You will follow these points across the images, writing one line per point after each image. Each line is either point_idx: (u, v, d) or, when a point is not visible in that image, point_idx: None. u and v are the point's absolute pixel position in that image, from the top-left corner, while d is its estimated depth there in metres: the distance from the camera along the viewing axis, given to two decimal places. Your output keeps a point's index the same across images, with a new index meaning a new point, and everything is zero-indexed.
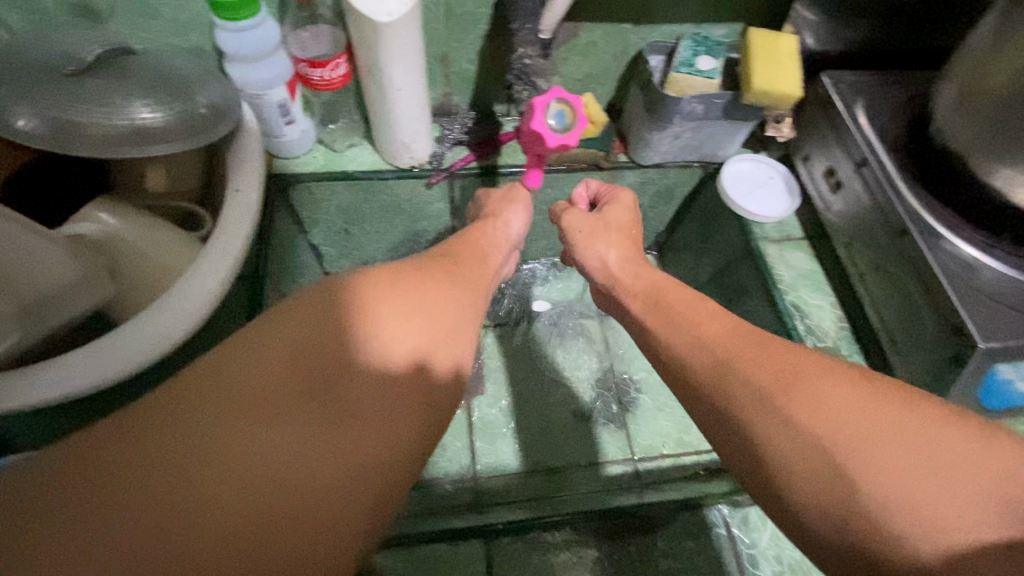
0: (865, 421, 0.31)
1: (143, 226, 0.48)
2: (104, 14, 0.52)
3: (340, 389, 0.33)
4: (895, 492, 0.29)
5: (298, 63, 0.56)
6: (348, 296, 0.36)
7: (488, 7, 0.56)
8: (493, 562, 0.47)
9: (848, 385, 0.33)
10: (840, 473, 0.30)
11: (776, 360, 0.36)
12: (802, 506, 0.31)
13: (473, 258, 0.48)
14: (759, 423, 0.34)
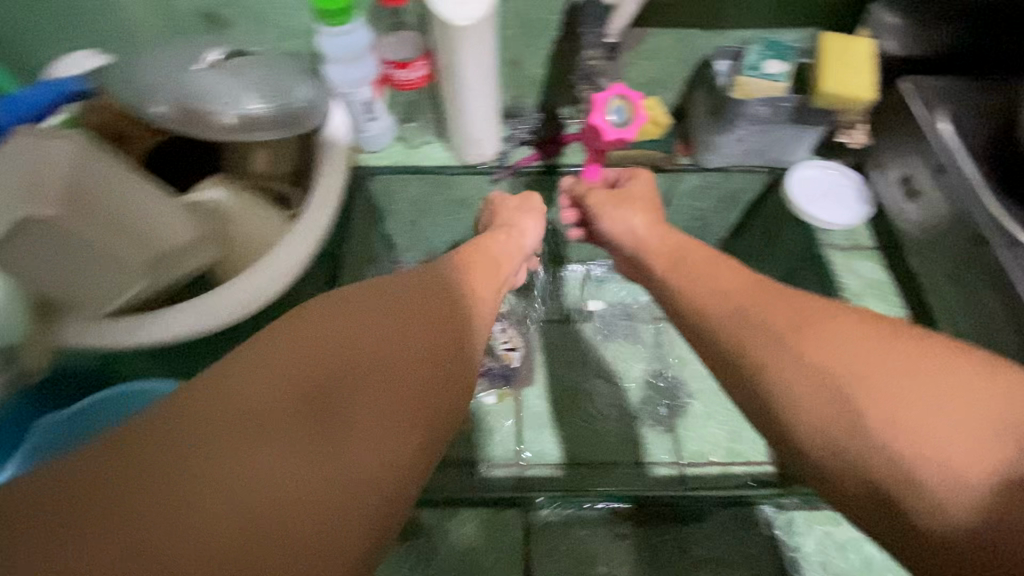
0: (870, 351, 0.35)
1: (244, 200, 0.55)
2: (225, 21, 0.60)
3: (341, 405, 0.32)
4: (896, 416, 0.33)
5: (385, 65, 0.62)
6: (353, 313, 0.37)
7: (560, 13, 0.60)
8: (530, 535, 0.49)
9: (856, 325, 0.37)
10: (848, 405, 0.34)
11: (790, 307, 0.40)
12: (808, 444, 0.35)
13: (482, 272, 0.50)
14: (772, 368, 0.38)
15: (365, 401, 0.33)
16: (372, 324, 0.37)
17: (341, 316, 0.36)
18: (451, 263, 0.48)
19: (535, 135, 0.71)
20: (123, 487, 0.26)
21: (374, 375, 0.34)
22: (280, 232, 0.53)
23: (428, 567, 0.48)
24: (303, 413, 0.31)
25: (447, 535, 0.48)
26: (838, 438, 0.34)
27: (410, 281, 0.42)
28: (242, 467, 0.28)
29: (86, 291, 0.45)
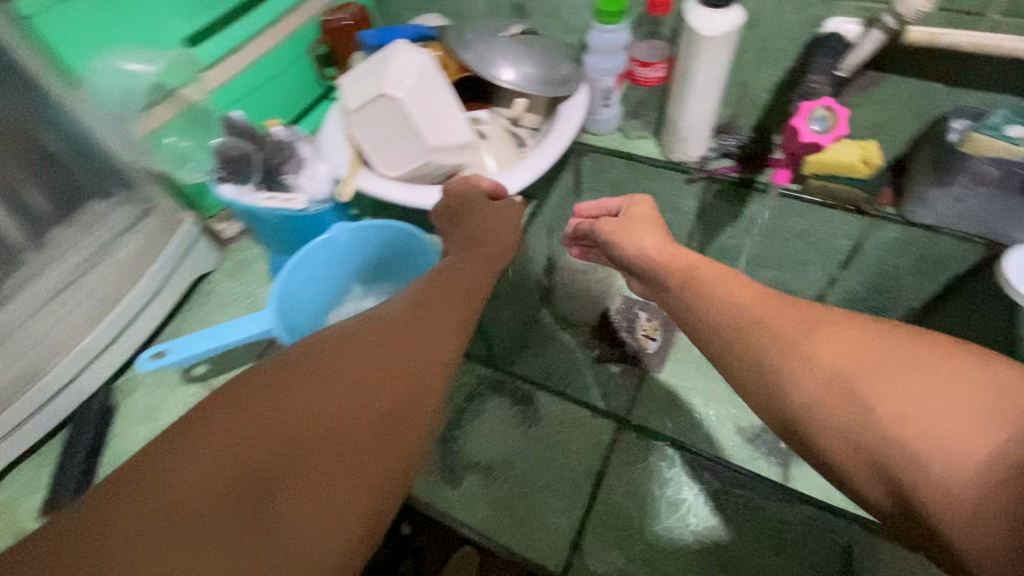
0: (869, 354, 0.36)
1: (499, 131, 0.73)
2: (527, 13, 0.81)
3: (271, 493, 0.30)
4: (902, 406, 0.34)
5: (632, 63, 0.76)
6: (291, 384, 0.34)
7: (800, 46, 0.67)
8: (615, 442, 0.55)
9: (859, 326, 0.39)
10: (858, 399, 0.35)
11: (798, 313, 0.41)
12: (838, 448, 0.35)
13: (451, 300, 0.46)
14: (800, 354, 0.38)
15: (298, 484, 0.31)
16: (310, 395, 0.34)
17: (278, 391, 0.34)
18: (417, 306, 0.44)
19: (740, 151, 0.77)
20: None
21: (308, 458, 0.31)
22: (515, 164, 0.72)
23: (528, 429, 0.57)
24: (230, 506, 0.29)
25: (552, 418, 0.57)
26: (856, 438, 0.34)
27: (364, 341, 0.39)
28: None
29: (389, 158, 0.66)
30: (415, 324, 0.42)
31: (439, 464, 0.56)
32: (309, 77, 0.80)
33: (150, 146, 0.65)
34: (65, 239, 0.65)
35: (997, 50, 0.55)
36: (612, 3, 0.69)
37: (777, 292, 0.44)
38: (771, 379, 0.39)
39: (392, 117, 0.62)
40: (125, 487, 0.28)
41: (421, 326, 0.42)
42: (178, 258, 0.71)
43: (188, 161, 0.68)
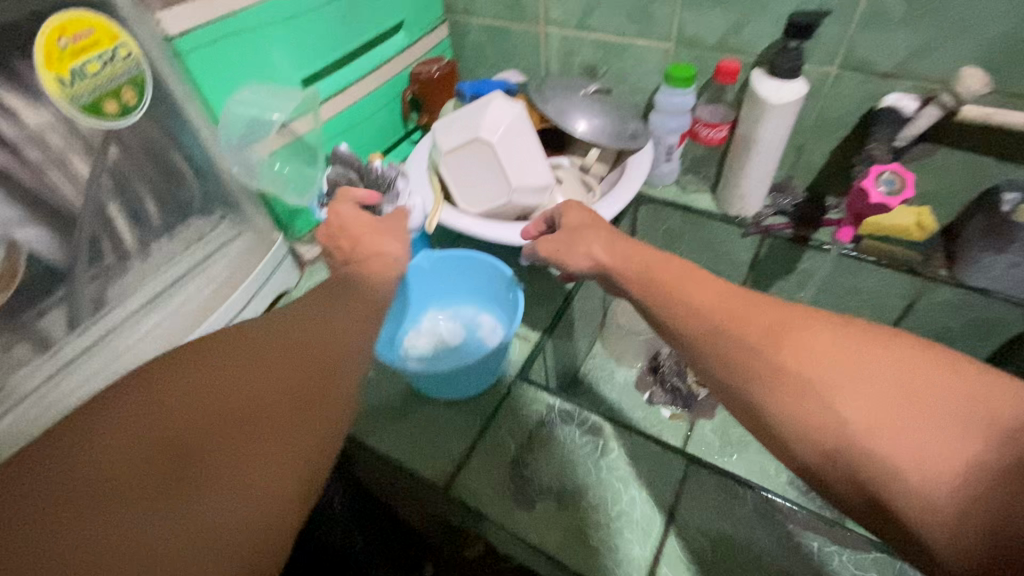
0: (847, 362, 0.35)
1: (572, 177, 0.79)
2: (598, 74, 0.89)
3: (181, 474, 0.30)
4: (876, 418, 0.33)
5: (696, 123, 0.82)
6: (201, 372, 0.34)
7: (856, 116, 0.72)
8: (687, 477, 0.56)
9: (832, 329, 0.37)
10: (831, 408, 0.34)
11: (767, 318, 0.39)
12: (802, 439, 0.35)
13: (366, 299, 0.46)
14: (780, 371, 0.37)
15: (213, 465, 0.31)
16: (220, 382, 0.34)
17: (185, 381, 0.33)
18: (330, 303, 0.44)
19: (795, 210, 0.82)
20: None
21: (216, 445, 0.31)
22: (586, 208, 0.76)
23: (598, 460, 0.59)
24: (154, 471, 0.29)
25: (609, 454, 0.59)
26: (826, 450, 0.34)
27: (279, 334, 0.39)
28: (88, 535, 0.27)
29: (474, 196, 0.71)
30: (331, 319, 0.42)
31: (512, 488, 0.57)
32: (396, 118, 0.89)
33: (256, 172, 0.71)
34: (170, 251, 0.69)
35: None
36: (683, 71, 0.76)
37: (738, 289, 0.43)
38: (745, 388, 0.38)
39: (483, 158, 0.68)
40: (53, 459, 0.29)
41: (336, 307, 0.43)
42: (269, 271, 0.77)
43: (289, 184, 0.75)
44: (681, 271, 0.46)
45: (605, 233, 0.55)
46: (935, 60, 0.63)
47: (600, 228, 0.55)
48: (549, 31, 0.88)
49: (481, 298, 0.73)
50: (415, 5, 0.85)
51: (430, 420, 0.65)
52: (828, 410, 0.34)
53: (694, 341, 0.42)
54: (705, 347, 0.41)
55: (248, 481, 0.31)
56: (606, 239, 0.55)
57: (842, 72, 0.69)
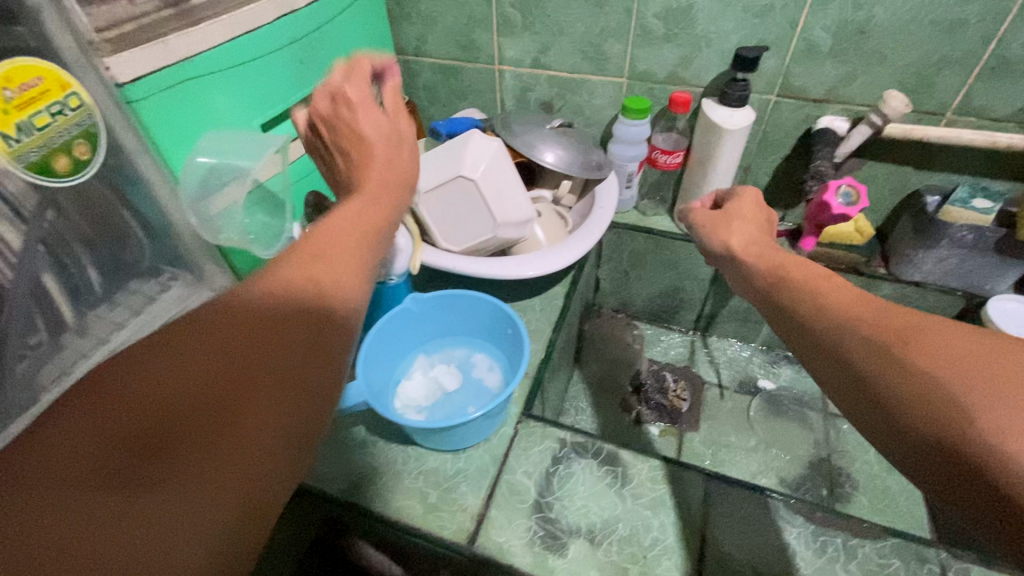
0: (987, 367, 0.30)
1: (548, 208, 0.80)
2: (554, 108, 0.92)
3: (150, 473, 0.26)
4: (1015, 422, 0.27)
5: (653, 151, 0.85)
6: (159, 364, 0.29)
7: (795, 137, 0.80)
8: (710, 494, 0.58)
9: (978, 340, 0.31)
10: (954, 405, 0.29)
11: (901, 317, 0.36)
12: (919, 424, 0.30)
13: (343, 258, 0.38)
14: (896, 356, 0.33)
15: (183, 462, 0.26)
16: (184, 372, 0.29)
17: (144, 375, 0.28)
18: (304, 260, 0.37)
19: None
20: None
21: (185, 440, 0.27)
22: (565, 240, 0.77)
23: (621, 490, 0.58)
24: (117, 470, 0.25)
25: (627, 486, 0.58)
26: (941, 440, 0.29)
27: (243, 305, 0.33)
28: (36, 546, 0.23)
29: (455, 232, 0.70)
30: (306, 279, 0.36)
31: (542, 534, 0.55)
32: None
33: (218, 224, 0.63)
34: (113, 320, 0.59)
35: (961, 140, 0.70)
36: (638, 103, 0.80)
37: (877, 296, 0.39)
38: (857, 375, 0.35)
39: (467, 195, 0.67)
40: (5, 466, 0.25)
41: (322, 257, 0.38)
42: None
43: (256, 236, 0.67)
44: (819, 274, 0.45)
45: (754, 231, 0.57)
46: (860, 86, 0.72)
47: (754, 227, 0.57)
48: (504, 71, 0.90)
49: (477, 338, 0.71)
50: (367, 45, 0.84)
51: (437, 473, 0.60)
52: (949, 408, 0.29)
53: (810, 320, 0.41)
54: (828, 334, 0.38)
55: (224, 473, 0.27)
56: (755, 236, 0.57)
57: (781, 100, 0.77)
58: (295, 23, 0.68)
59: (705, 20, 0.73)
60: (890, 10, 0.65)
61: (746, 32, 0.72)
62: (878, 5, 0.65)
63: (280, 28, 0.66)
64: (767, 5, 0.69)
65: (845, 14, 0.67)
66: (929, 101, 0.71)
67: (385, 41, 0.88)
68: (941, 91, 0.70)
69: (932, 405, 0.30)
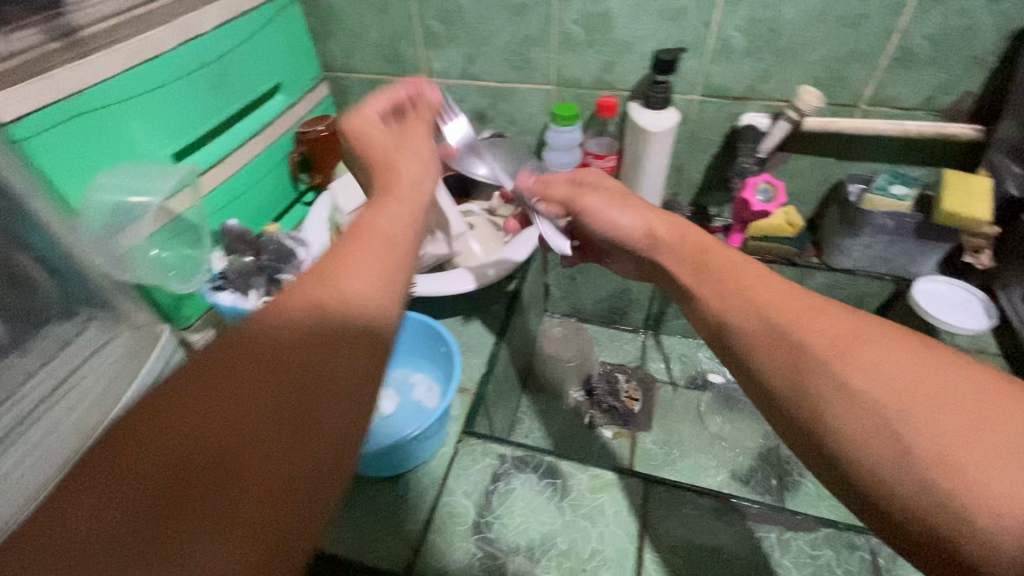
0: (914, 386, 0.31)
1: (483, 221, 0.79)
2: (487, 118, 0.91)
3: (184, 527, 0.24)
4: (941, 441, 0.29)
5: (587, 156, 0.85)
6: (197, 393, 0.27)
7: (721, 136, 0.81)
8: (648, 499, 0.57)
9: (905, 350, 0.33)
10: (893, 432, 0.30)
11: (833, 326, 0.36)
12: (869, 454, 0.31)
13: (365, 260, 0.36)
14: (834, 370, 0.34)
15: (217, 509, 0.24)
16: (210, 412, 0.27)
17: (168, 419, 0.26)
18: (320, 274, 0.34)
19: None
20: None
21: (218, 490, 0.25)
22: (500, 249, 0.76)
23: (560, 502, 0.58)
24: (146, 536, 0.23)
25: (568, 498, 0.58)
26: (881, 463, 0.30)
27: (273, 324, 0.30)
28: None
29: None
30: (326, 294, 0.33)
31: (482, 556, 0.54)
32: (285, 183, 0.83)
33: (130, 259, 0.61)
34: (23, 369, 0.57)
35: (874, 131, 0.72)
36: (567, 110, 0.80)
37: (798, 296, 0.39)
38: (795, 385, 0.35)
39: None
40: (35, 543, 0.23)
41: (340, 267, 0.35)
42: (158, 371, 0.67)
43: (169, 270, 0.66)
44: (741, 269, 0.43)
45: (642, 204, 0.57)
46: (776, 82, 0.74)
47: (641, 203, 0.57)
48: (433, 83, 0.89)
49: (410, 356, 0.70)
50: (290, 66, 0.82)
51: (377, 503, 0.59)
52: (882, 432, 0.31)
53: (743, 331, 0.39)
54: (761, 347, 0.38)
55: (265, 517, 0.25)
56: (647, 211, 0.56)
57: (705, 100, 0.78)
58: (204, 46, 0.66)
59: (623, 25, 0.74)
60: (797, 7, 0.67)
61: (663, 35, 0.73)
62: (785, 4, 0.67)
63: (186, 52, 0.64)
64: (680, 8, 0.70)
65: (754, 13, 0.68)
66: (843, 93, 0.73)
67: (310, 60, 0.87)
68: (852, 83, 0.72)
69: (868, 424, 0.31)
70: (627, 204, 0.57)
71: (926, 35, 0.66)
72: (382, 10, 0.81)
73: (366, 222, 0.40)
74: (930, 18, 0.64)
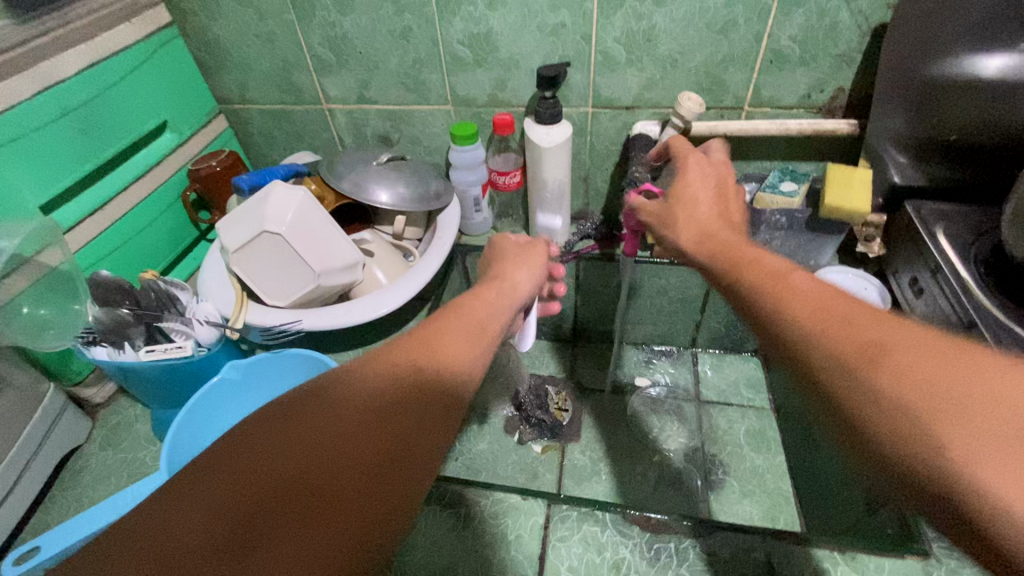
0: (950, 379, 0.29)
1: (387, 246, 0.78)
2: (393, 141, 0.90)
3: (303, 499, 0.31)
4: (973, 427, 0.27)
5: (492, 173, 0.85)
6: (339, 398, 0.36)
7: (619, 145, 0.82)
8: (550, 518, 0.57)
9: (940, 347, 0.30)
10: (916, 415, 0.28)
11: (864, 333, 0.33)
12: (885, 437, 0.29)
13: (462, 333, 0.45)
14: (869, 356, 0.31)
15: (310, 509, 0.31)
16: (319, 431, 0.34)
17: (324, 408, 0.35)
18: (427, 337, 0.43)
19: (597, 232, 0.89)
20: (158, 530, 0.28)
21: (320, 497, 0.31)
22: (404, 272, 0.75)
23: (462, 531, 0.56)
24: (291, 491, 0.31)
25: (470, 528, 0.56)
26: (900, 442, 0.29)
27: (387, 358, 0.39)
28: (248, 540, 0.29)
29: (277, 289, 0.67)
30: (430, 350, 0.41)
31: None
32: (182, 223, 0.81)
33: (5, 317, 0.57)
34: None
35: (758, 131, 0.74)
36: (465, 129, 0.79)
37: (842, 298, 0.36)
38: (821, 374, 0.33)
39: (276, 250, 0.64)
40: (221, 463, 0.31)
41: (443, 329, 0.44)
42: (44, 432, 0.64)
43: (46, 329, 0.60)
44: (768, 272, 0.41)
45: (706, 216, 0.53)
46: (662, 90, 0.75)
47: (705, 207, 0.54)
48: (332, 109, 0.87)
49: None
50: (175, 103, 0.79)
51: None
52: (900, 414, 0.29)
53: (774, 328, 0.37)
54: (789, 345, 0.36)
55: (371, 502, 0.33)
56: (705, 221, 0.53)
57: (597, 111, 0.79)
58: (65, 94, 0.63)
59: (507, 43, 0.74)
60: (668, 16, 0.68)
61: (547, 50, 0.74)
62: (656, 14, 0.68)
63: (44, 102, 0.61)
64: (559, 24, 0.71)
65: (629, 24, 0.69)
66: (725, 96, 0.75)
67: (199, 93, 0.84)
68: (733, 86, 0.74)
69: (886, 412, 0.29)
70: (684, 212, 0.55)
71: (793, 36, 0.68)
72: (267, 39, 0.80)
73: (456, 309, 0.48)
74: (794, 21, 0.66)
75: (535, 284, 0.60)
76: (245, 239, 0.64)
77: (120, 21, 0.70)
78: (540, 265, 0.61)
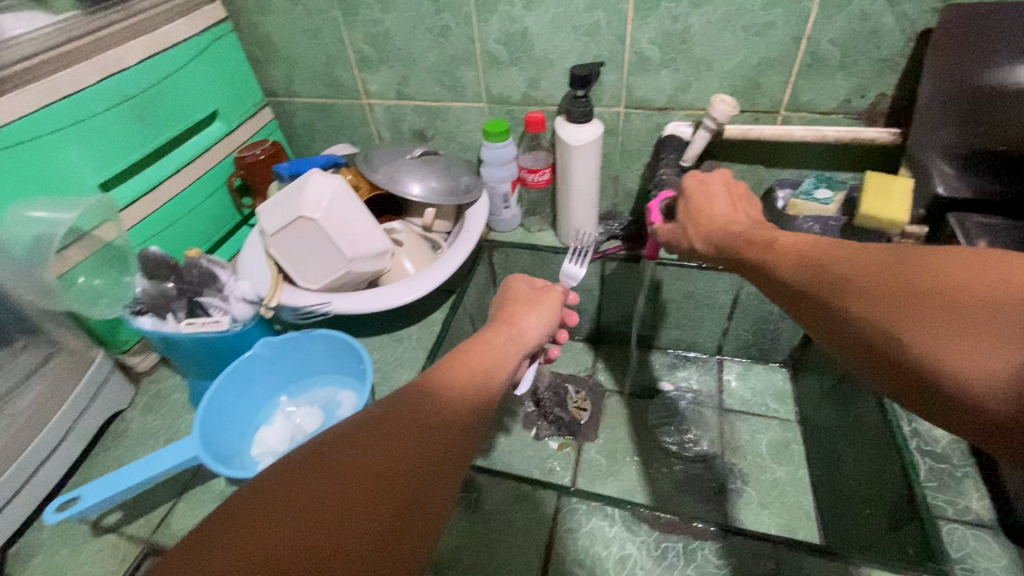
0: (894, 292, 0.37)
1: (416, 237, 0.81)
2: (428, 136, 0.93)
3: (386, 486, 0.34)
4: (923, 327, 0.34)
5: (521, 170, 0.86)
6: (409, 404, 0.40)
7: (650, 146, 0.82)
8: (559, 510, 0.57)
9: (878, 263, 0.39)
10: (888, 332, 0.36)
11: (833, 266, 0.41)
12: (875, 352, 0.37)
13: (484, 353, 0.51)
14: (833, 289, 0.41)
15: (393, 496, 0.34)
16: (394, 431, 0.38)
17: (398, 414, 0.39)
18: (463, 358, 0.49)
19: (624, 232, 0.89)
20: (261, 523, 0.31)
21: (393, 482, 0.35)
22: (431, 263, 0.78)
23: (473, 515, 0.58)
24: (376, 485, 0.34)
25: (480, 512, 0.58)
26: (889, 357, 0.36)
27: (442, 373, 0.46)
28: (341, 524, 0.32)
29: (308, 272, 0.70)
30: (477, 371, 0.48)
31: None
32: (226, 207, 0.86)
33: (64, 286, 0.62)
34: None
35: (793, 136, 0.73)
36: (498, 125, 0.81)
37: (820, 241, 0.45)
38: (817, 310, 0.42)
39: (312, 235, 0.67)
40: (312, 464, 0.34)
41: (475, 352, 0.50)
42: (92, 392, 0.69)
43: (100, 298, 0.66)
44: (755, 241, 0.50)
45: (728, 208, 0.58)
46: (696, 92, 0.75)
47: (728, 202, 0.59)
48: (372, 103, 0.90)
49: (325, 375, 0.74)
50: (226, 94, 0.84)
51: None
52: (875, 331, 0.37)
53: (773, 278, 0.47)
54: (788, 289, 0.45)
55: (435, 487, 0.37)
56: (725, 213, 0.59)
57: (630, 111, 0.79)
58: (124, 83, 0.68)
59: (542, 42, 0.75)
60: (704, 18, 0.67)
61: (582, 49, 0.74)
62: (692, 15, 0.68)
63: (104, 90, 0.65)
64: (594, 24, 0.71)
65: (664, 25, 0.69)
66: (761, 100, 0.74)
67: (250, 86, 0.89)
68: (770, 90, 0.73)
69: (866, 330, 0.38)
70: (706, 211, 0.59)
71: (833, 40, 0.66)
72: (314, 35, 0.83)
73: (479, 340, 0.53)
74: (835, 24, 0.65)
75: (541, 333, 0.59)
76: (281, 223, 0.67)
77: (180, 16, 0.74)
78: (552, 315, 0.60)
